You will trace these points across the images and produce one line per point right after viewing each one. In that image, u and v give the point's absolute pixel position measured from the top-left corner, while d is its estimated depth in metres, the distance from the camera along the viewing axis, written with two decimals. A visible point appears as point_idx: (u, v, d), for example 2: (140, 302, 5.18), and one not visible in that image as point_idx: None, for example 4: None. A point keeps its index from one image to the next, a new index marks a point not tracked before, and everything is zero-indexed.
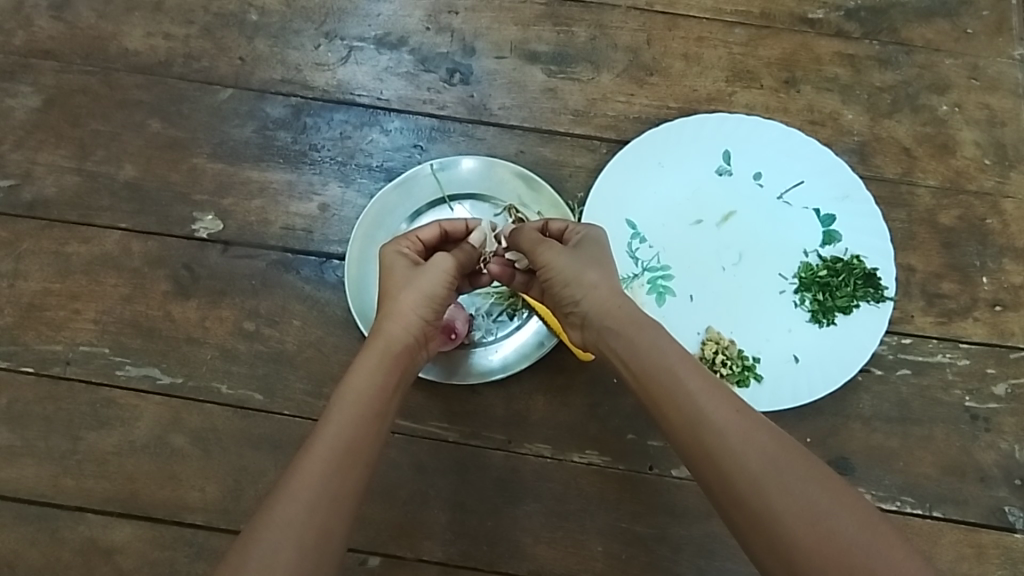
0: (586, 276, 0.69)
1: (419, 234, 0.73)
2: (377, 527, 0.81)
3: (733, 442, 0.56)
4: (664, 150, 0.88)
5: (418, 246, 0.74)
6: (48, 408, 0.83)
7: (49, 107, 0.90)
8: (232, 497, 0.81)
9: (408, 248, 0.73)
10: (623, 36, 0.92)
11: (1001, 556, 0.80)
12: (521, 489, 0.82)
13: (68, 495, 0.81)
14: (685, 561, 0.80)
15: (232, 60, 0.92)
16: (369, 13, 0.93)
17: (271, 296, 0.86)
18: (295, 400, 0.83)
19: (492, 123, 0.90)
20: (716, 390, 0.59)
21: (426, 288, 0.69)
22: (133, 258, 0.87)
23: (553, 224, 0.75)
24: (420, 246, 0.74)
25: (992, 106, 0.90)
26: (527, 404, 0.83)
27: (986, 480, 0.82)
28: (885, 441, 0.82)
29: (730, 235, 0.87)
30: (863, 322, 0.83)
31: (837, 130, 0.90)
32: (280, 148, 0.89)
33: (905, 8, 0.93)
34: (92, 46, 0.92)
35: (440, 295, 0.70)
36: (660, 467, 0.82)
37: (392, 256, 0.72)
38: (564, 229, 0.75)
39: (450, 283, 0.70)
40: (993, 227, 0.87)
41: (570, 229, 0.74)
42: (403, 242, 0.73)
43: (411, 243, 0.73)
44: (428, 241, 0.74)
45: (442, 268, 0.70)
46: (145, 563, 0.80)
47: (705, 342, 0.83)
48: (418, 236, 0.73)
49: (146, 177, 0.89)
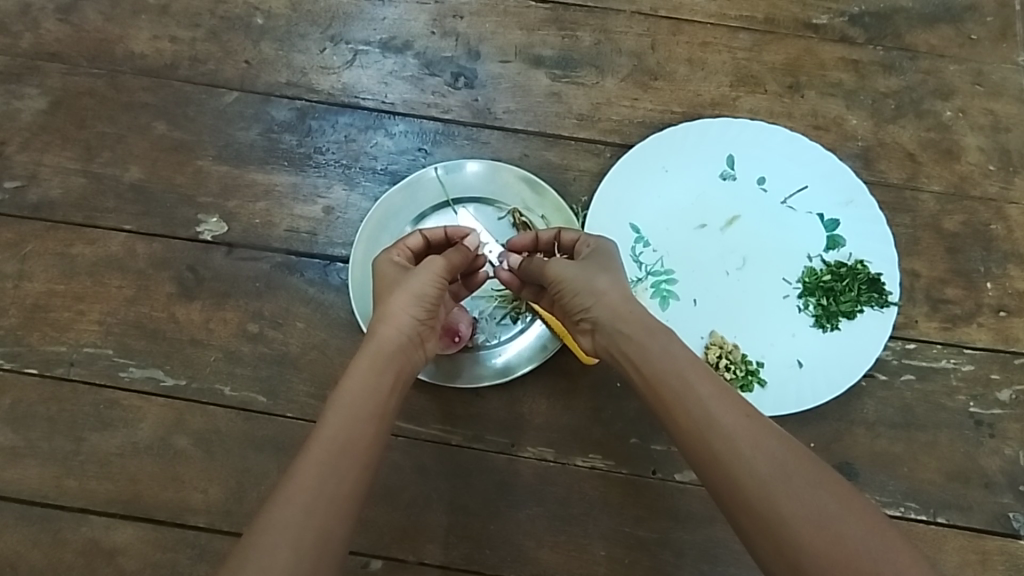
0: (596, 281, 0.70)
1: (406, 242, 0.75)
2: (379, 530, 0.81)
3: (742, 447, 0.56)
4: (667, 154, 0.88)
5: (408, 253, 0.75)
6: (52, 409, 0.84)
7: (55, 109, 0.91)
8: (235, 499, 0.81)
9: (399, 257, 0.74)
10: (628, 41, 0.92)
11: (1006, 563, 0.79)
12: (524, 493, 0.81)
13: (71, 496, 0.81)
14: (688, 566, 0.80)
15: (237, 63, 0.92)
16: (375, 17, 0.93)
17: (275, 298, 0.86)
18: (298, 402, 0.83)
19: (497, 126, 0.90)
20: (726, 395, 0.60)
21: (415, 288, 0.70)
22: (138, 260, 0.87)
23: (564, 234, 0.76)
24: (409, 253, 0.75)
25: (996, 112, 0.90)
26: (530, 407, 0.83)
27: (991, 486, 0.81)
28: (889, 446, 0.82)
29: (734, 239, 0.87)
30: (868, 327, 0.83)
31: (841, 135, 0.90)
32: (285, 151, 0.90)
33: (910, 14, 0.93)
34: (98, 48, 0.92)
35: (432, 292, 0.70)
36: (664, 471, 0.82)
37: (384, 266, 0.73)
38: (575, 240, 0.75)
39: (440, 279, 0.71)
40: (997, 232, 0.87)
41: (581, 240, 0.75)
42: (393, 251, 0.74)
43: (401, 252, 0.75)
44: (417, 248, 0.76)
45: (430, 266, 0.71)
46: (147, 564, 0.80)
47: (708, 347, 0.83)
48: (406, 244, 0.75)
49: (151, 180, 0.89)
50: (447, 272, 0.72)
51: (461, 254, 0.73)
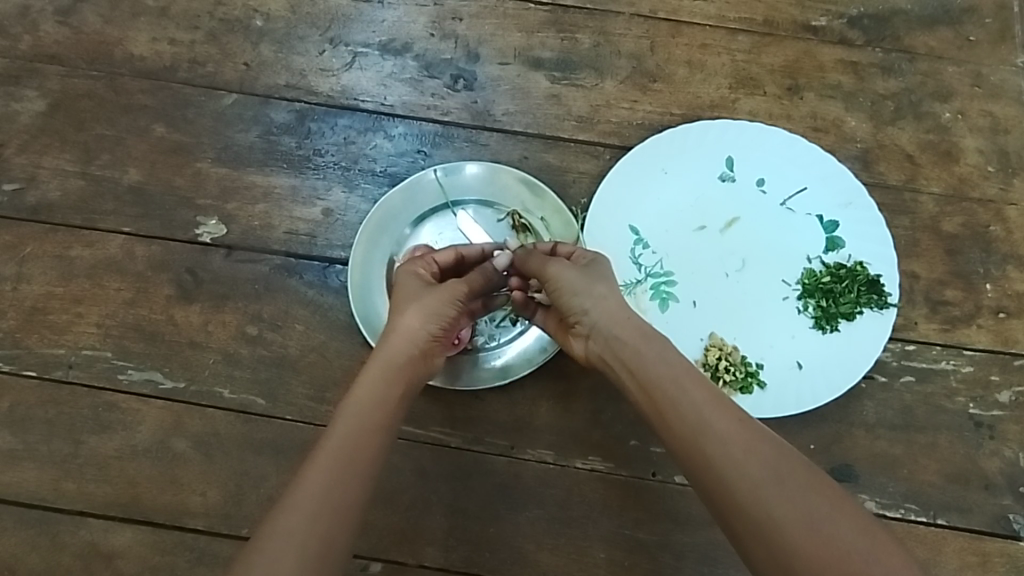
0: (596, 287, 0.70)
1: (435, 255, 0.75)
2: (379, 534, 0.80)
3: (735, 450, 0.56)
4: (667, 157, 0.88)
5: (434, 267, 0.75)
6: (50, 412, 0.83)
7: (54, 111, 0.91)
8: (234, 502, 0.81)
9: (423, 269, 0.75)
10: (626, 43, 0.92)
11: (1006, 564, 0.79)
12: (524, 496, 0.81)
13: (69, 499, 0.81)
14: (688, 568, 0.80)
15: (237, 65, 0.92)
16: (374, 19, 0.93)
17: (274, 300, 0.85)
18: (298, 405, 0.83)
19: (496, 128, 0.90)
20: (719, 401, 0.60)
21: (435, 306, 0.70)
22: (136, 262, 0.87)
23: (560, 248, 0.76)
24: (435, 268, 0.76)
25: (995, 114, 0.90)
26: (529, 410, 0.83)
27: (991, 488, 0.81)
28: (888, 448, 0.82)
29: (733, 241, 0.87)
30: (867, 329, 0.83)
31: (840, 137, 0.90)
32: (284, 153, 0.90)
33: (909, 16, 0.93)
34: (97, 51, 0.92)
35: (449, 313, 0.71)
36: (663, 474, 0.82)
37: (407, 275, 0.74)
38: (571, 253, 0.75)
39: (458, 302, 0.72)
40: (996, 234, 0.87)
41: (577, 252, 0.75)
42: (420, 262, 0.75)
43: (427, 264, 0.75)
44: (445, 262, 0.76)
45: (453, 288, 0.72)
46: (145, 568, 0.80)
47: (708, 349, 0.83)
48: (435, 258, 0.75)
49: (149, 182, 0.89)
50: (467, 295, 0.73)
51: (482, 276, 0.75)
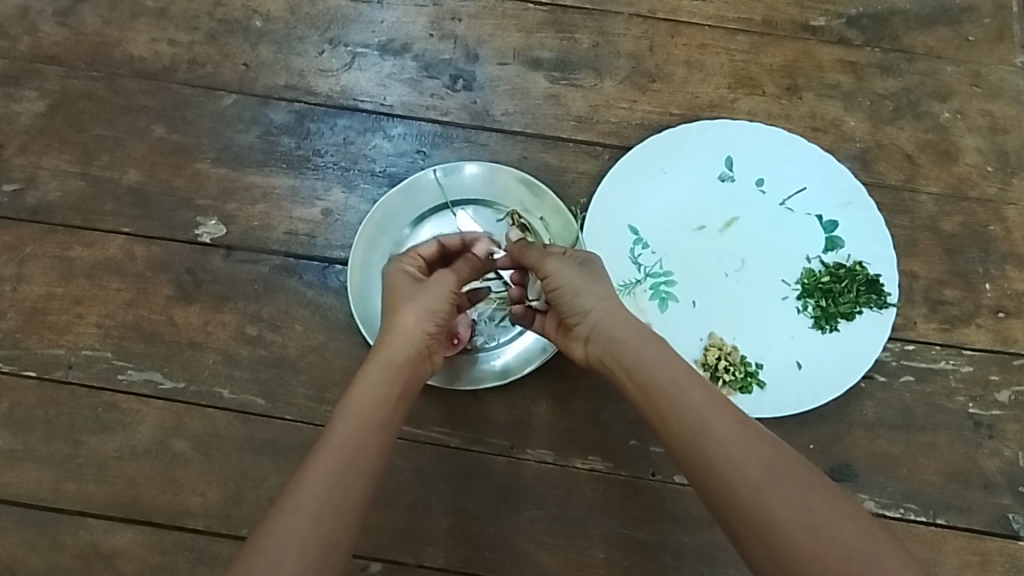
0: (596, 287, 0.70)
1: (420, 250, 0.74)
2: (378, 534, 0.80)
3: (734, 451, 0.56)
4: (666, 156, 0.88)
5: (421, 263, 0.74)
6: (50, 413, 0.83)
7: (54, 112, 0.91)
8: (233, 502, 0.81)
9: (411, 266, 0.74)
10: (626, 43, 0.92)
11: (1005, 564, 0.79)
12: (524, 496, 0.81)
13: (69, 500, 0.81)
14: (688, 568, 0.80)
15: (236, 65, 0.92)
16: (373, 20, 0.93)
17: (274, 300, 0.86)
18: (298, 405, 0.83)
19: (495, 128, 0.90)
20: (718, 402, 0.60)
21: (429, 304, 0.70)
22: (136, 263, 0.87)
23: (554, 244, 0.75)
24: (421, 263, 0.74)
25: (994, 113, 0.90)
26: (529, 410, 0.83)
27: (990, 487, 0.81)
28: (888, 447, 0.82)
29: (733, 241, 0.87)
30: (866, 328, 0.83)
31: (839, 137, 0.90)
32: (284, 153, 0.90)
33: (908, 16, 0.93)
34: (97, 51, 0.92)
35: (444, 309, 0.71)
36: (663, 474, 0.82)
37: (396, 275, 0.73)
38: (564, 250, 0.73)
39: (452, 297, 0.71)
40: (995, 233, 0.87)
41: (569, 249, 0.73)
42: (405, 259, 0.74)
43: (414, 261, 0.74)
44: (431, 256, 0.75)
45: (445, 283, 0.71)
46: (145, 568, 0.80)
47: (707, 348, 0.83)
48: (419, 253, 0.74)
49: (149, 182, 0.89)
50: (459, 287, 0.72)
51: (469, 266, 0.73)
